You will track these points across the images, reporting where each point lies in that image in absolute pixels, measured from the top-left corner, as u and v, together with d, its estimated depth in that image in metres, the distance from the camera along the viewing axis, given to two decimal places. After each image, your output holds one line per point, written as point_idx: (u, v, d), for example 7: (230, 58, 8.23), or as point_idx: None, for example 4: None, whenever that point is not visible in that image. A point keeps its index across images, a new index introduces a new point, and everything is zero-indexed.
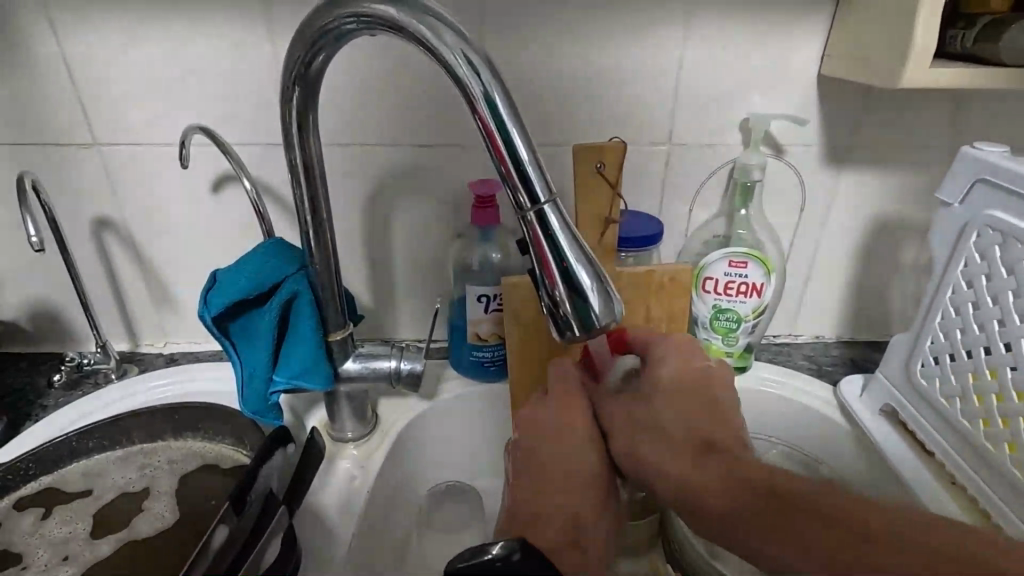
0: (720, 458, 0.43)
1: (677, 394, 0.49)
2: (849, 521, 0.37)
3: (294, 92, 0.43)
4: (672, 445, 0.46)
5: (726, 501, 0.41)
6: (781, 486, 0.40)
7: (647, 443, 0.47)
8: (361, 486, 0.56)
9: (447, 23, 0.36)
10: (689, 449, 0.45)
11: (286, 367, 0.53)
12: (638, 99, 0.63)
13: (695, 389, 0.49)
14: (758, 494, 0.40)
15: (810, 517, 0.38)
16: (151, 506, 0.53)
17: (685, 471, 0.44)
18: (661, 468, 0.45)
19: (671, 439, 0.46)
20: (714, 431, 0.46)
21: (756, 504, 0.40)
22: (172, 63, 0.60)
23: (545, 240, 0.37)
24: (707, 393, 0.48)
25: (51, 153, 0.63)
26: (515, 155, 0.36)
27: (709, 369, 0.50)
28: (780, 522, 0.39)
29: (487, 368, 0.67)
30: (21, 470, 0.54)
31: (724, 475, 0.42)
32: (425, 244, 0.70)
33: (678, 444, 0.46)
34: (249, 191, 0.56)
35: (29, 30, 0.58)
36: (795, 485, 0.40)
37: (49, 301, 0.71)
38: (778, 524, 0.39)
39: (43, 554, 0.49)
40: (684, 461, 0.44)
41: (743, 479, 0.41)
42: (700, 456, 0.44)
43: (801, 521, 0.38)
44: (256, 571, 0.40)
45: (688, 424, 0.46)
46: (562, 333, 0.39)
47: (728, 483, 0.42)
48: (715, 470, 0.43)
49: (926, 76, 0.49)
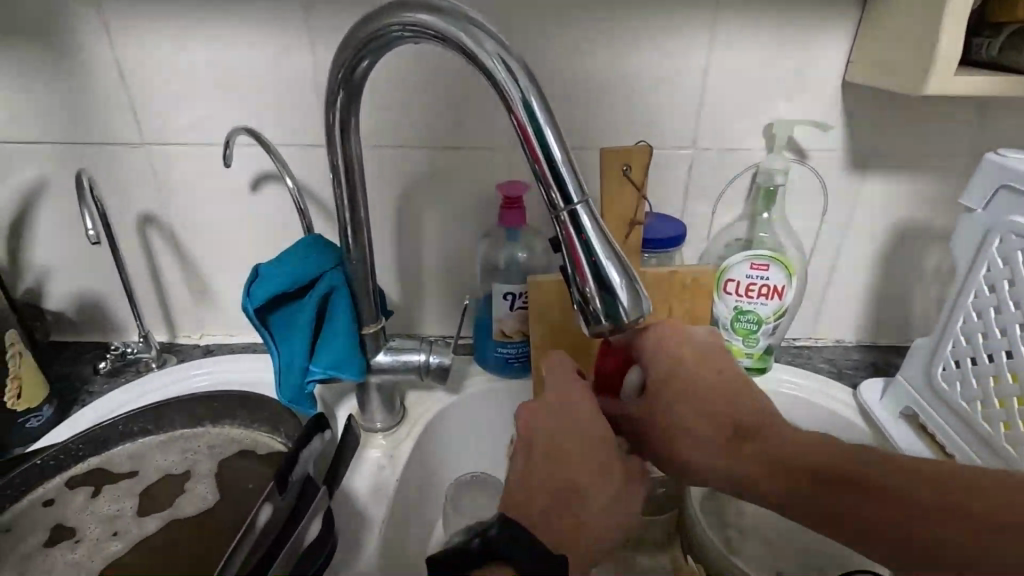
0: (756, 444, 0.45)
1: (694, 385, 0.48)
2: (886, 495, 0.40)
3: (338, 95, 0.45)
4: (707, 444, 0.46)
5: (778, 494, 0.43)
6: (821, 467, 0.42)
7: (682, 437, 0.47)
8: (391, 474, 0.58)
9: (488, 31, 0.38)
10: (723, 442, 0.46)
11: (322, 358, 0.55)
12: (663, 104, 0.65)
13: (709, 374, 0.48)
14: (803, 480, 0.42)
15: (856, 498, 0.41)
16: (194, 487, 0.56)
17: (731, 471, 0.45)
18: (704, 461, 0.46)
19: (703, 440, 0.47)
20: (739, 414, 0.47)
21: (803, 491, 0.43)
22: (218, 68, 0.63)
23: (577, 238, 0.38)
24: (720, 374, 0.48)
25: (101, 152, 0.67)
26: (549, 156, 0.38)
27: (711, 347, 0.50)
28: (832, 505, 0.41)
29: (511, 364, 0.69)
30: (73, 451, 0.57)
31: (769, 467, 0.44)
32: (452, 243, 0.72)
33: (711, 433, 0.47)
34: (291, 189, 0.59)
35: (86, 36, 0.61)
36: (833, 468, 0.42)
37: (94, 292, 0.75)
38: (826, 507, 0.41)
39: (94, 529, 0.52)
40: (720, 450, 0.46)
41: (787, 468, 0.43)
42: (736, 451, 0.45)
43: (845, 503, 0.41)
44: (298, 550, 0.42)
45: (714, 412, 0.47)
46: (591, 327, 0.40)
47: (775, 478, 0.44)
48: (757, 465, 0.44)
49: (951, 83, 0.50)
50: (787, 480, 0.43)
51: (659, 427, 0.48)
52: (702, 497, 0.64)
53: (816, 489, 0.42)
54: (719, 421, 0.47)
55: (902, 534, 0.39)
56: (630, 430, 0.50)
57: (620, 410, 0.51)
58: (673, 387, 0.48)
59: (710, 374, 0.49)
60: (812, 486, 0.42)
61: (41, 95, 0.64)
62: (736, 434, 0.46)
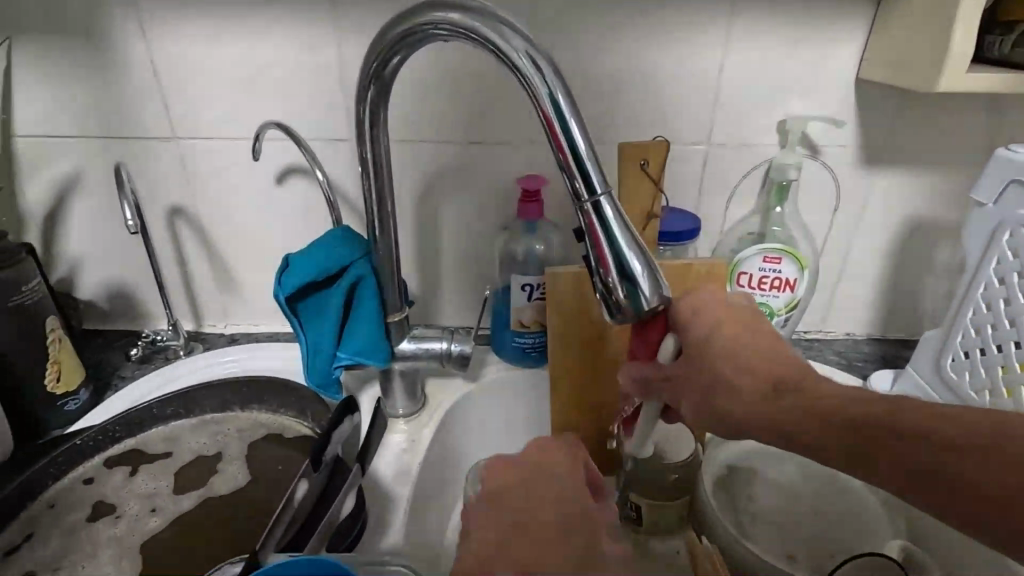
0: (794, 395, 0.40)
1: (726, 338, 0.43)
2: (939, 440, 0.33)
3: (369, 89, 0.47)
4: (748, 395, 0.41)
5: (827, 449, 0.38)
6: (868, 416, 0.36)
7: (715, 392, 0.42)
8: (413, 456, 0.60)
9: (516, 29, 0.40)
10: (760, 394, 0.41)
11: (349, 344, 0.57)
12: (679, 100, 0.66)
13: (741, 327, 0.43)
14: (847, 430, 0.37)
15: (908, 447, 0.34)
16: (225, 469, 0.59)
17: (774, 421, 0.40)
18: (735, 415, 0.41)
19: (742, 391, 0.41)
20: (778, 367, 0.41)
21: (849, 443, 0.36)
22: (247, 64, 0.65)
23: (599, 228, 0.40)
24: (754, 327, 0.44)
25: (134, 145, 0.69)
26: (574, 150, 0.40)
27: (742, 304, 0.45)
28: (881, 456, 0.35)
29: (529, 353, 0.71)
30: (109, 432, 0.59)
31: (809, 421, 0.38)
32: (471, 236, 0.74)
33: (746, 387, 0.41)
34: (321, 182, 0.61)
35: (121, 33, 0.63)
36: (876, 414, 0.36)
37: (124, 282, 0.78)
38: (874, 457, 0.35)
39: (133, 506, 0.56)
40: (756, 403, 0.41)
41: (838, 416, 0.37)
42: (782, 401, 0.40)
43: (895, 455, 0.35)
44: (330, 523, 0.44)
45: (749, 364, 0.42)
46: (611, 313, 0.42)
47: (825, 429, 0.38)
48: (799, 416, 0.39)
49: (963, 80, 0.51)
50: (837, 429, 0.37)
51: (692, 385, 0.44)
52: (714, 483, 0.65)
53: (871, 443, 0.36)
54: (756, 373, 0.41)
55: (965, 487, 0.32)
56: (668, 396, 0.47)
57: (657, 373, 0.47)
58: (710, 342, 0.43)
59: (753, 330, 0.43)
60: (868, 439, 0.36)
61: (77, 91, 0.66)
62: (775, 388, 0.41)
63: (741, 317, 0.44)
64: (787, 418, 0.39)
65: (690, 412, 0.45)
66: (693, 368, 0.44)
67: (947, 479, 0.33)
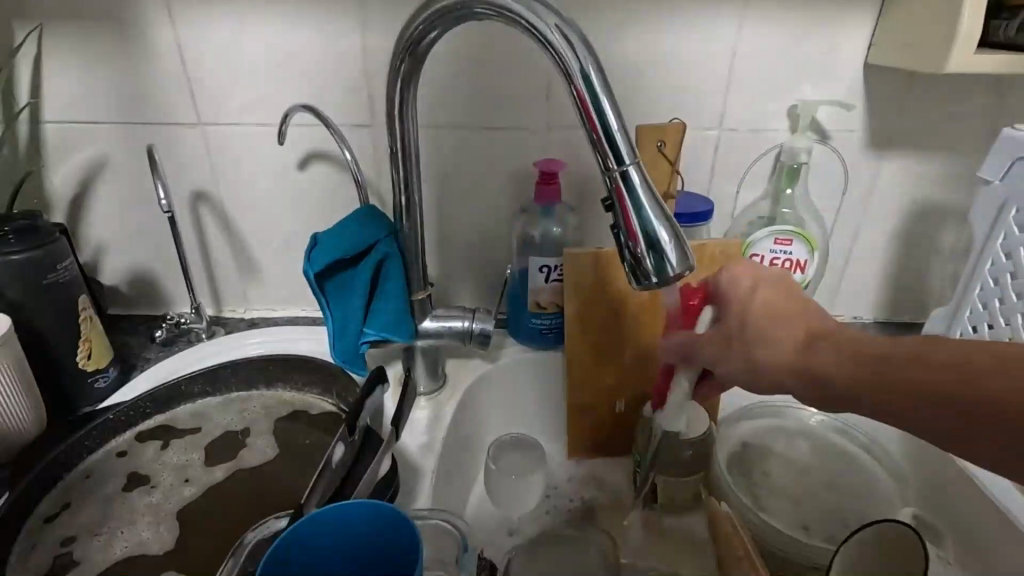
0: (828, 343, 0.42)
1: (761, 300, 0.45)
2: (969, 371, 0.37)
3: (402, 63, 0.49)
4: (788, 346, 0.43)
5: (864, 391, 0.40)
6: (903, 356, 0.40)
7: (754, 347, 0.44)
8: (436, 430, 0.62)
9: (548, 9, 0.42)
10: (797, 347, 0.43)
11: (376, 321, 0.59)
12: (692, 87, 0.68)
13: (776, 291, 0.46)
14: (885, 369, 0.40)
15: (943, 382, 0.38)
16: (254, 442, 0.60)
17: (808, 370, 0.42)
18: (774, 367, 0.43)
19: (780, 345, 0.43)
20: (811, 323, 0.44)
21: (885, 383, 0.39)
22: (273, 51, 0.66)
23: (627, 197, 0.42)
24: (787, 291, 0.46)
25: (160, 132, 0.71)
26: (605, 122, 0.41)
27: (772, 273, 0.48)
28: (917, 392, 0.38)
29: (546, 335, 0.73)
30: (140, 408, 0.61)
31: (848, 364, 0.41)
32: (487, 221, 0.76)
33: (783, 341, 0.44)
34: (350, 163, 0.62)
35: (150, 21, 0.65)
36: (910, 355, 0.39)
37: (147, 267, 0.79)
38: (910, 394, 0.39)
39: (167, 476, 0.57)
40: (794, 353, 0.43)
41: (882, 365, 0.40)
42: (819, 350, 0.42)
43: (930, 390, 0.38)
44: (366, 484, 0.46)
45: (785, 321, 0.44)
46: (638, 281, 0.44)
47: (863, 372, 0.40)
48: (837, 362, 0.41)
49: (972, 62, 0.53)
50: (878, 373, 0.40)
51: (737, 340, 0.46)
52: (726, 458, 0.67)
53: (920, 391, 0.38)
54: (791, 329, 0.44)
55: (997, 411, 0.36)
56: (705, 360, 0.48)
57: (697, 337, 0.49)
58: (750, 305, 0.46)
59: (785, 294, 0.46)
60: (916, 387, 0.38)
61: (106, 78, 0.68)
62: (810, 339, 0.43)
63: (774, 283, 0.47)
64: (833, 367, 0.41)
65: (726, 372, 0.47)
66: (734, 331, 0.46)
67: (980, 408, 0.36)
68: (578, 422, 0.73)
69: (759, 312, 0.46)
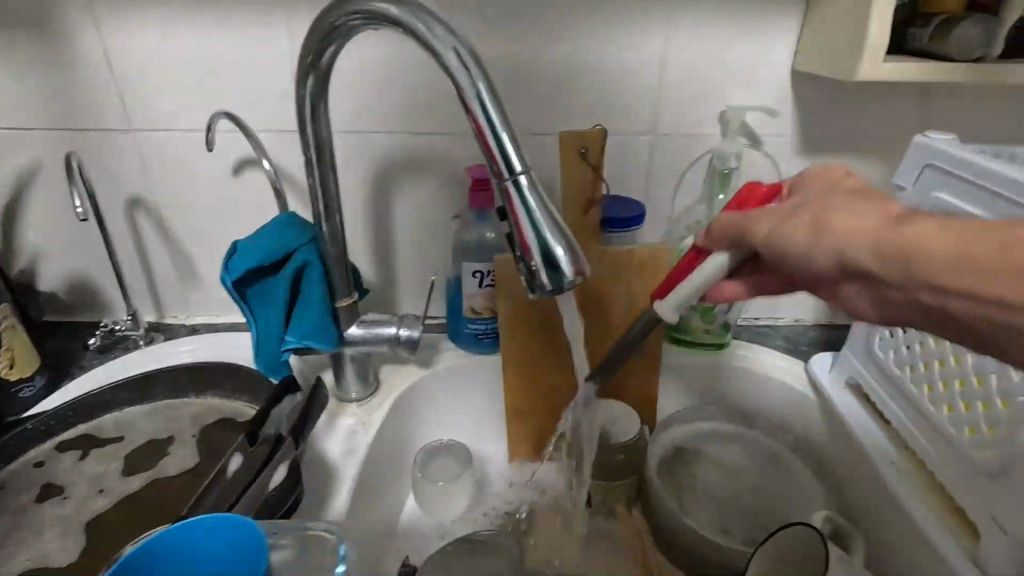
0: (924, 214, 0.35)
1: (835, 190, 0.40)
2: None
3: (308, 78, 0.49)
4: (872, 212, 0.36)
5: (938, 257, 0.33)
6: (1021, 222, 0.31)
7: (825, 210, 0.38)
8: (362, 436, 0.62)
9: (436, 20, 0.42)
10: (873, 209, 0.36)
11: (296, 329, 0.58)
12: (623, 92, 0.69)
13: (853, 185, 0.40)
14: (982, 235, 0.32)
15: None
16: (176, 451, 0.60)
17: (869, 228, 0.36)
18: (838, 225, 0.36)
19: (854, 210, 0.37)
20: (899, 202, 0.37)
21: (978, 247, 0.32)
22: (201, 57, 0.66)
23: (520, 206, 0.41)
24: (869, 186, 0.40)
25: (91, 138, 0.70)
26: (494, 133, 0.41)
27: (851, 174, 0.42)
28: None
29: (482, 340, 0.73)
30: (63, 417, 0.61)
31: (939, 226, 0.33)
32: (425, 226, 0.75)
33: (855, 207, 0.37)
34: (268, 170, 0.61)
35: (75, 27, 0.65)
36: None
37: (85, 273, 0.78)
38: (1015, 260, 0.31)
39: (82, 487, 0.56)
40: (869, 213, 0.36)
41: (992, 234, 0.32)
42: (913, 226, 0.34)
43: None
44: (264, 492, 0.44)
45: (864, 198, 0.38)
46: (535, 289, 0.43)
47: (946, 232, 0.33)
48: (931, 227, 0.33)
49: (882, 69, 0.53)
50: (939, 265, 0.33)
51: (806, 210, 0.39)
52: (659, 462, 0.67)
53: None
54: (866, 198, 0.38)
55: None
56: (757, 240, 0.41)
57: (751, 220, 0.42)
58: (831, 190, 0.40)
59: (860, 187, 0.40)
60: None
61: (34, 83, 0.67)
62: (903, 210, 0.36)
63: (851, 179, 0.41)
64: (917, 232, 0.34)
65: (765, 232, 0.41)
66: (798, 207, 0.40)
67: None
68: (517, 428, 0.73)
69: (832, 200, 0.39)
